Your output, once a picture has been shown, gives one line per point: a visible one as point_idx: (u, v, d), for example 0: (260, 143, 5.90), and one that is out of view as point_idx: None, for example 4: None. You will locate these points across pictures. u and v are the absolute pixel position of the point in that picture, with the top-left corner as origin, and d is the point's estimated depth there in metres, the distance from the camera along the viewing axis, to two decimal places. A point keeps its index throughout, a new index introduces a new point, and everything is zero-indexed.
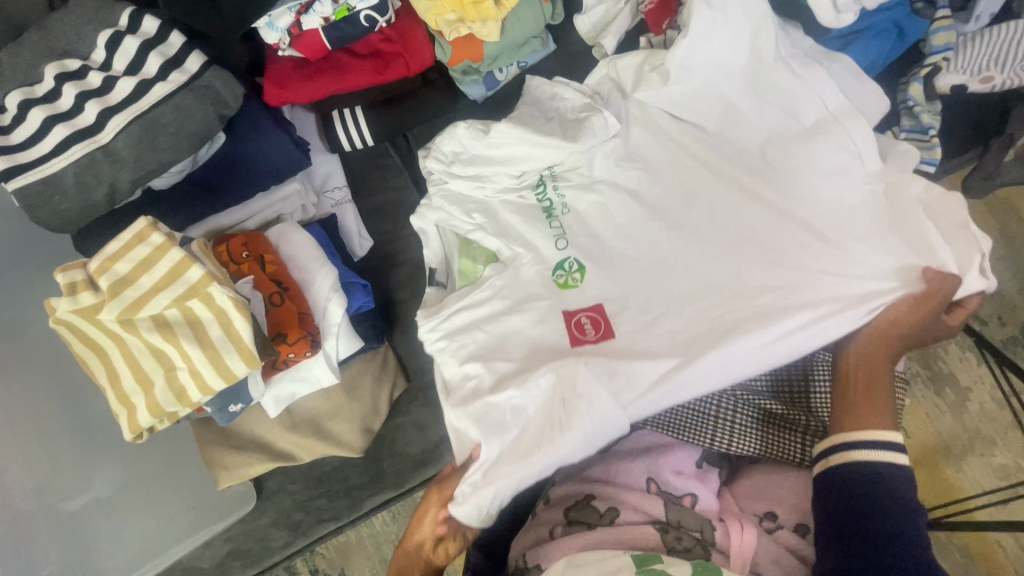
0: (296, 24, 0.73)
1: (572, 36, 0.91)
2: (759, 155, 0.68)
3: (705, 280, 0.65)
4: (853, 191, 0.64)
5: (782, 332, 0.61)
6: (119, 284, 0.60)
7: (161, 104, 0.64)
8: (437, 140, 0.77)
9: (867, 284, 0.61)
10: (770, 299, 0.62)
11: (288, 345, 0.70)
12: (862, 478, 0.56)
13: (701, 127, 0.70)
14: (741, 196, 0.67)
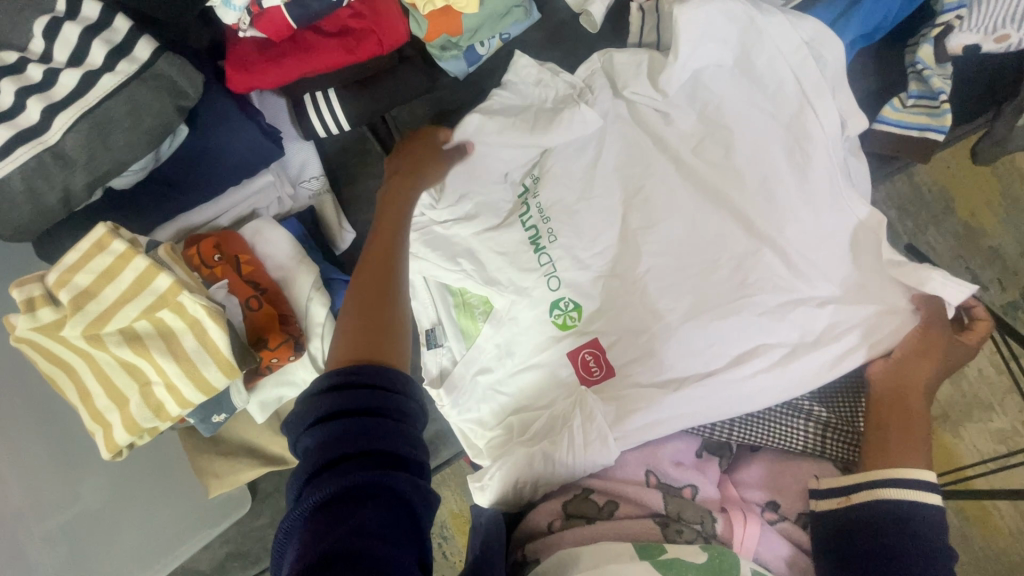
0: (255, 2, 0.66)
1: (560, 3, 0.84)
2: (752, 180, 0.70)
3: (689, 291, 0.70)
4: (826, 218, 0.68)
5: (765, 364, 0.67)
6: (81, 298, 0.56)
7: (110, 97, 0.58)
8: None
9: (848, 315, 0.66)
10: (755, 321, 0.67)
11: (271, 351, 0.66)
12: (889, 519, 0.58)
13: (687, 141, 0.74)
14: (730, 222, 0.70)
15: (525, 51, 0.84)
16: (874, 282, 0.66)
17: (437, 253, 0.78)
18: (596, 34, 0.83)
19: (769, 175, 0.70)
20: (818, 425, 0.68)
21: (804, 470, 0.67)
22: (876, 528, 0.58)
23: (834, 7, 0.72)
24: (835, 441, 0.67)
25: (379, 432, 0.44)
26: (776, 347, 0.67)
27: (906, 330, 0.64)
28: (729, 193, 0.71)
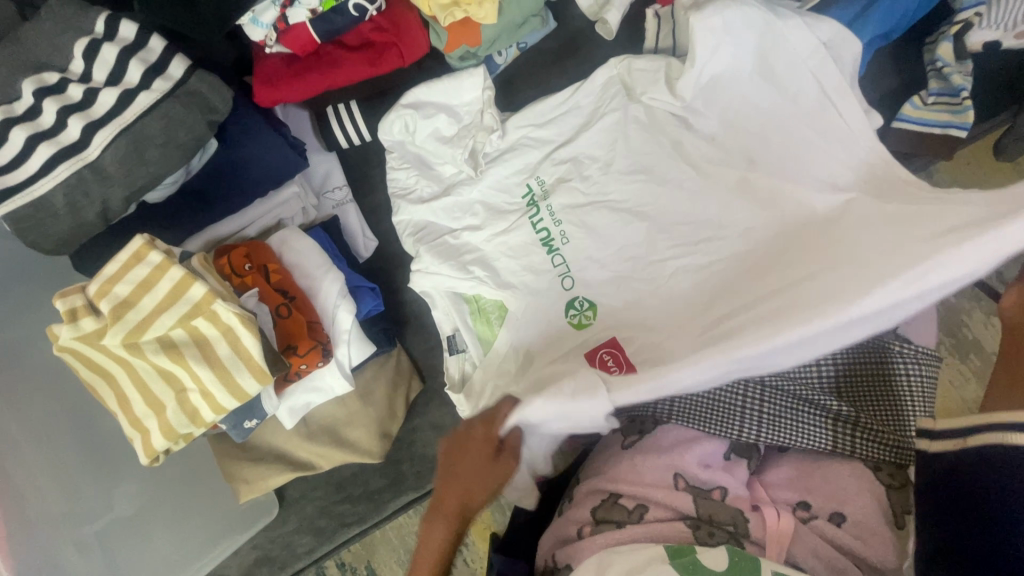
0: (281, 19, 0.68)
1: (574, 12, 0.85)
2: (774, 171, 0.70)
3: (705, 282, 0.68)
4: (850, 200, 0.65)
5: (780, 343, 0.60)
6: (120, 307, 0.58)
7: (147, 114, 0.61)
8: (418, 182, 0.85)
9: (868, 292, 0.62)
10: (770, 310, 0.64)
11: (300, 357, 0.68)
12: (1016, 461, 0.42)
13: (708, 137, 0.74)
14: (753, 209, 0.69)
15: (541, 60, 0.86)
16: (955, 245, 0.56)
17: (449, 264, 0.80)
18: (611, 42, 0.84)
19: (786, 171, 0.69)
20: (828, 420, 0.66)
21: (832, 468, 0.66)
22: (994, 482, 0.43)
23: (851, 7, 0.72)
24: (846, 435, 0.66)
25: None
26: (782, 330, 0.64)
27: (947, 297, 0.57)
28: (755, 182, 0.70)
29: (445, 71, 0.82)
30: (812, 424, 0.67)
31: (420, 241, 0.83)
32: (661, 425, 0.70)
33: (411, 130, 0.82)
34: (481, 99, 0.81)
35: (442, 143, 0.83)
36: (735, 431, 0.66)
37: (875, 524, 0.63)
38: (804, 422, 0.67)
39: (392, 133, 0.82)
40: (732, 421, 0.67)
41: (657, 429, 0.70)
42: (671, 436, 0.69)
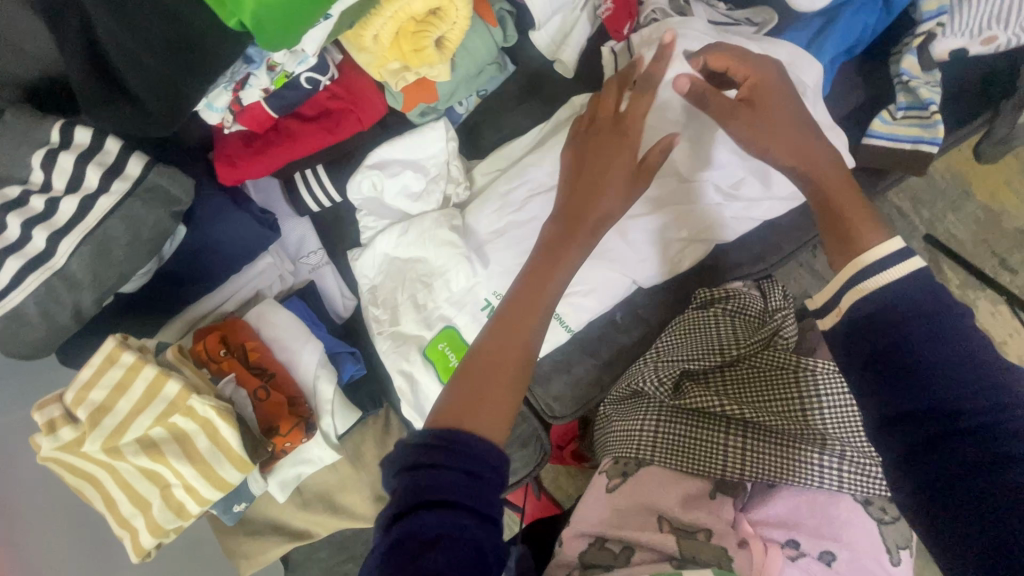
0: (235, 101, 0.68)
1: (531, 53, 0.84)
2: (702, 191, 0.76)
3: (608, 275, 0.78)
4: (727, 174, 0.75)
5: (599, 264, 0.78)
6: (97, 413, 0.58)
7: (109, 217, 0.61)
8: (380, 236, 0.83)
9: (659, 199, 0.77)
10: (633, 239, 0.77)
11: (283, 436, 0.68)
12: (888, 319, 0.53)
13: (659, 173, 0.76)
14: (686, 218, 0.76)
15: (503, 105, 0.85)
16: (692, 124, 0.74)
17: (416, 318, 0.81)
18: (570, 81, 0.84)
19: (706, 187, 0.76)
20: (796, 447, 0.66)
21: (822, 503, 0.65)
22: (898, 349, 0.52)
23: (809, 28, 0.71)
24: (817, 461, 0.65)
25: (461, 493, 0.45)
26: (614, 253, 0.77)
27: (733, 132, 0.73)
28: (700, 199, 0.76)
29: (408, 128, 0.82)
30: (780, 452, 0.66)
31: (380, 304, 0.83)
32: (645, 468, 0.71)
33: (379, 189, 0.81)
34: (446, 151, 0.81)
35: (412, 199, 0.82)
36: (697, 463, 0.69)
37: (866, 562, 0.63)
38: (770, 450, 0.67)
39: (361, 192, 0.82)
40: (693, 454, 0.69)
41: (643, 471, 0.71)
42: (656, 477, 0.70)
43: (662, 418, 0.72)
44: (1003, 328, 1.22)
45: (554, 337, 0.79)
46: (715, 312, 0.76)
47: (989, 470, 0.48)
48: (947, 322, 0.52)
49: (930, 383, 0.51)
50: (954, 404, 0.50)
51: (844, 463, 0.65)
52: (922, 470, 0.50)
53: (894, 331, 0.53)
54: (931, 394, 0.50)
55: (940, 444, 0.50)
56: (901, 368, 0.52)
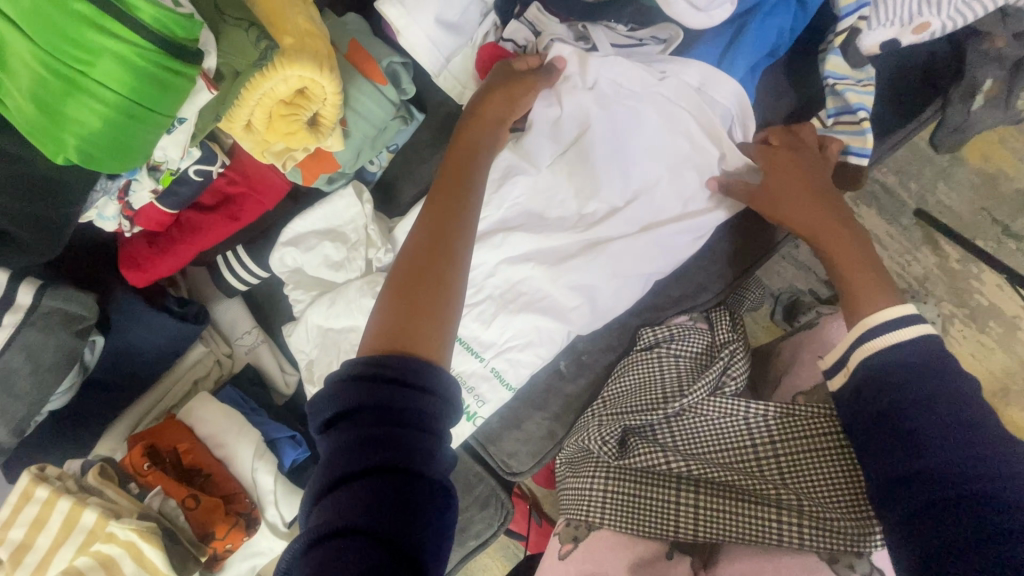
0: (126, 207, 0.66)
1: (438, 99, 0.79)
2: (638, 221, 0.68)
3: (541, 327, 0.69)
4: (667, 199, 0.67)
5: (529, 311, 0.69)
6: (19, 551, 0.59)
7: (5, 351, 0.60)
8: (308, 310, 0.77)
9: (602, 232, 0.68)
10: (570, 279, 0.68)
11: (221, 539, 0.67)
12: (898, 372, 0.54)
13: (592, 204, 0.69)
14: (630, 248, 0.67)
15: (419, 156, 0.81)
16: (609, 147, 0.68)
17: None
18: None
19: (644, 209, 0.68)
20: (748, 504, 0.62)
21: (784, 566, 0.60)
22: (909, 415, 0.51)
23: (718, 40, 0.65)
24: (773, 519, 0.60)
25: (408, 453, 0.40)
26: (550, 301, 0.69)
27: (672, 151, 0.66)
28: (638, 228, 0.68)
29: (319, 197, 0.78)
30: (734, 509, 0.62)
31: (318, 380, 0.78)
32: (597, 531, 0.68)
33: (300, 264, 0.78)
34: (365, 214, 0.76)
35: (334, 268, 0.77)
36: (648, 523, 0.65)
37: None
38: (723, 507, 0.62)
39: (286, 266, 0.79)
40: (642, 514, 0.65)
41: (593, 536, 0.68)
42: (606, 541, 0.67)
43: (609, 478, 0.67)
44: (1011, 305, 1.08)
45: (496, 397, 0.73)
46: (658, 353, 0.71)
47: (992, 543, 0.44)
48: (953, 383, 0.52)
49: (929, 448, 0.49)
50: (955, 474, 0.48)
51: (803, 520, 0.59)
52: (916, 537, 0.47)
53: (902, 386, 0.53)
54: (934, 457, 0.49)
55: (946, 511, 0.47)
56: (901, 430, 0.51)
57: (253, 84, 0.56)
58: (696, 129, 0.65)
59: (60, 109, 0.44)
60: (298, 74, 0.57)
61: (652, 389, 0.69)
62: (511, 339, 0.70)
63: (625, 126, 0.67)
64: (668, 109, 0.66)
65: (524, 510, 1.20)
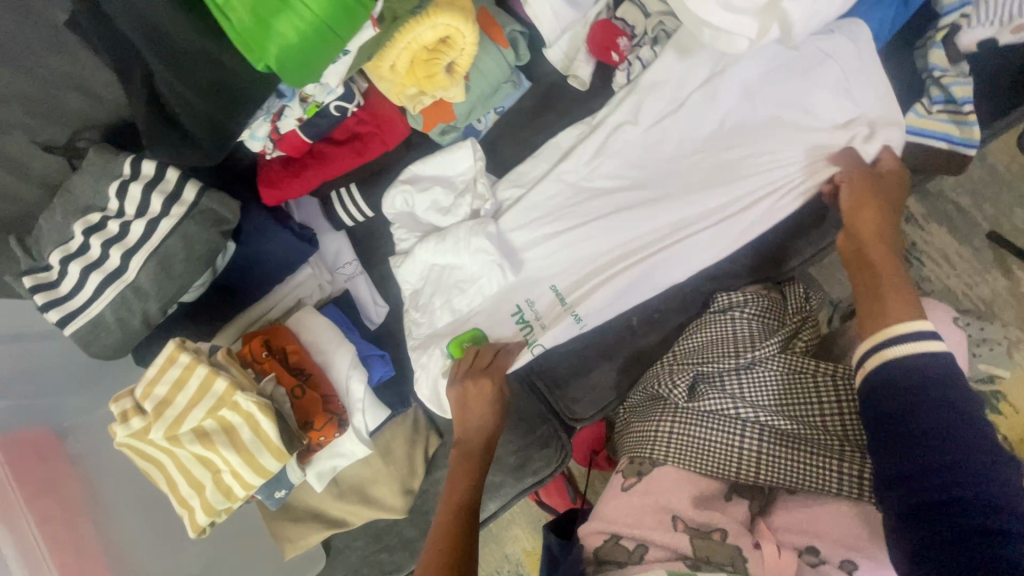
0: (274, 130, 0.76)
1: (545, 69, 0.87)
2: (734, 169, 0.77)
3: (629, 267, 0.78)
4: (768, 153, 0.75)
5: (624, 248, 0.79)
6: (161, 405, 0.68)
7: (168, 237, 0.71)
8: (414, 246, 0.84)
9: (713, 178, 0.77)
10: (668, 219, 0.78)
11: (317, 430, 0.75)
12: (918, 385, 0.56)
13: (699, 156, 0.78)
14: (739, 188, 0.76)
15: (521, 120, 0.89)
16: (720, 99, 0.76)
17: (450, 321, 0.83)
18: (585, 92, 0.87)
19: (743, 160, 0.76)
20: (811, 452, 0.67)
21: (842, 512, 0.64)
22: (919, 419, 0.55)
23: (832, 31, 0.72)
24: (833, 465, 0.65)
25: None
26: (644, 242, 0.79)
27: (744, 121, 0.76)
28: (732, 178, 0.76)
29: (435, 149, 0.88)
30: (795, 455, 0.67)
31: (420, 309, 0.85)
32: (660, 468, 0.74)
33: (411, 203, 0.85)
34: (475, 168, 0.85)
35: (442, 213, 0.85)
36: (710, 462, 0.70)
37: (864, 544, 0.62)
38: (785, 453, 0.68)
39: (395, 207, 0.86)
40: (705, 455, 0.70)
41: (656, 471, 0.74)
42: (669, 477, 0.72)
43: (676, 421, 0.73)
44: None
45: (565, 332, 0.79)
46: (733, 317, 0.76)
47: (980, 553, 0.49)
48: (959, 400, 0.55)
49: (935, 451, 0.54)
50: (951, 477, 0.52)
51: (862, 470, 0.65)
52: (914, 537, 0.53)
53: (908, 397, 0.57)
54: (940, 459, 0.53)
55: (936, 511, 0.52)
56: (915, 435, 0.55)
57: (407, 29, 0.66)
58: (811, 91, 0.73)
59: (271, 23, 0.54)
60: (445, 22, 0.66)
61: (724, 344, 0.74)
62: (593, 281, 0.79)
63: (744, 85, 0.76)
64: (785, 74, 0.74)
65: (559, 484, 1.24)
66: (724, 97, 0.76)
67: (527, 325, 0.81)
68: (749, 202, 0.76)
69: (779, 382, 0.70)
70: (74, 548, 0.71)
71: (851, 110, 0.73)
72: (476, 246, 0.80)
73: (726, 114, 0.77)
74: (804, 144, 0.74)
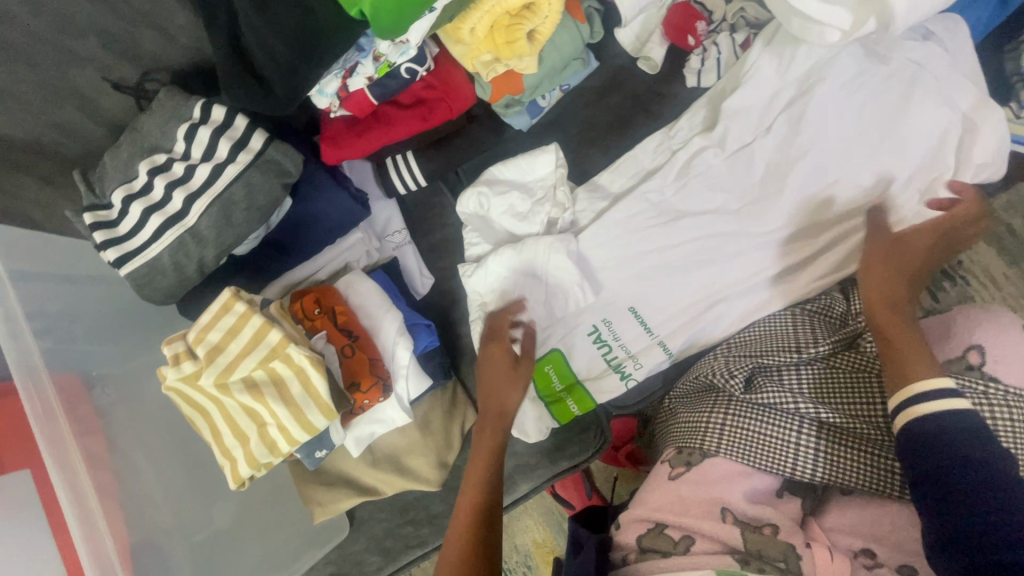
0: (343, 87, 0.75)
1: (615, 51, 0.87)
2: (819, 180, 0.77)
3: (702, 271, 0.80)
4: (858, 165, 0.75)
5: (699, 253, 0.80)
6: (213, 352, 0.67)
7: (232, 183, 0.70)
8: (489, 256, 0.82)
9: (800, 186, 0.77)
10: (755, 228, 0.79)
11: (363, 393, 0.75)
12: (939, 439, 0.57)
13: (783, 161, 0.78)
14: (820, 199, 0.77)
15: (585, 100, 0.89)
16: (807, 102, 0.76)
17: (524, 334, 0.83)
18: (654, 76, 0.86)
19: (831, 171, 0.76)
20: (871, 451, 0.67)
21: (899, 516, 0.65)
22: (954, 477, 0.55)
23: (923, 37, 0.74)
24: (893, 467, 0.66)
25: None
26: (728, 254, 0.79)
27: (835, 128, 0.76)
28: (815, 188, 0.77)
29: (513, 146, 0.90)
30: (854, 454, 0.68)
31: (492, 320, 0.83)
32: (711, 459, 0.72)
33: (486, 206, 0.84)
34: (555, 175, 0.84)
35: (517, 219, 0.84)
36: (769, 460, 0.69)
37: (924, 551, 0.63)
38: (844, 451, 0.68)
39: (468, 209, 0.85)
40: (763, 451, 0.69)
41: (706, 462, 0.72)
42: (718, 469, 0.71)
43: (732, 411, 0.72)
44: None
45: (656, 365, 0.81)
46: (795, 313, 0.77)
47: None
48: (981, 455, 0.55)
49: (972, 513, 0.53)
50: (992, 542, 0.52)
51: None
52: None
53: (935, 452, 0.56)
54: (978, 521, 0.53)
55: None
56: (957, 493, 0.54)
57: None
58: (905, 102, 0.73)
59: None
60: None
61: (787, 340, 0.74)
62: (672, 287, 0.81)
63: (840, 90, 0.75)
64: (878, 84, 0.74)
65: (578, 481, 1.21)
66: (821, 103, 0.75)
67: (607, 347, 0.82)
68: (843, 242, 0.77)
69: (844, 380, 0.70)
70: (107, 492, 0.71)
71: (943, 118, 0.72)
72: (554, 258, 0.80)
73: (815, 118, 0.76)
74: (897, 155, 0.74)
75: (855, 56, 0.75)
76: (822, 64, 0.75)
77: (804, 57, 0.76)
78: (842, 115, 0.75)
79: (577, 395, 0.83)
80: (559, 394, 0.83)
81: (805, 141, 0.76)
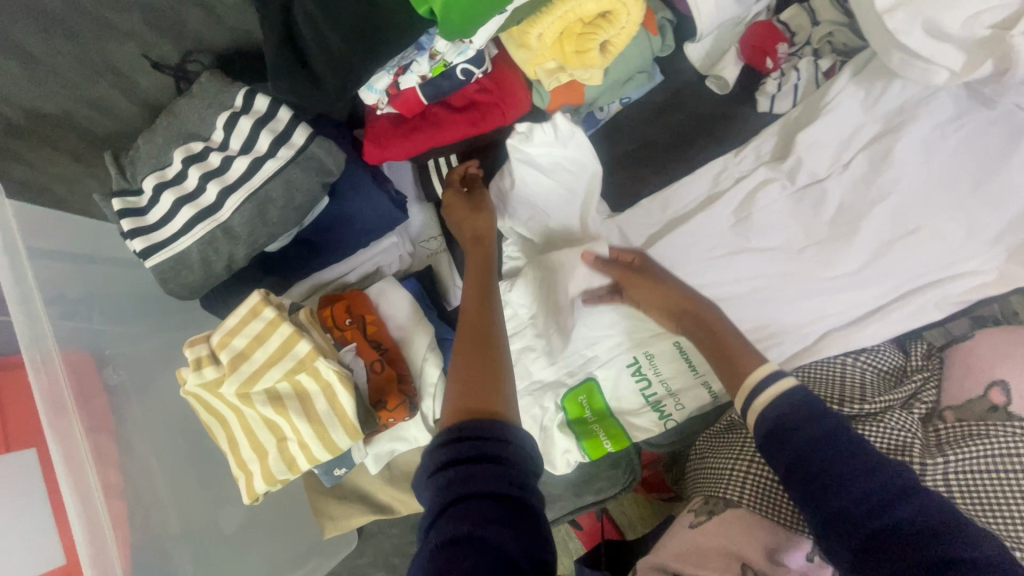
0: (393, 84, 0.70)
1: (682, 67, 0.82)
2: (897, 225, 0.71)
3: (761, 314, 0.74)
4: (943, 214, 0.70)
5: (757, 292, 0.74)
6: (236, 359, 0.63)
7: (271, 180, 0.66)
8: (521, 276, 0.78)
9: (876, 232, 0.71)
10: (823, 270, 0.73)
11: (390, 411, 0.69)
12: (796, 417, 0.57)
13: (859, 202, 0.72)
14: (894, 246, 0.71)
15: (645, 116, 0.83)
16: (892, 141, 0.70)
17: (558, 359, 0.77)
18: (722, 97, 0.81)
19: (913, 219, 0.70)
20: None
21: None
22: (818, 455, 0.54)
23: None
24: None
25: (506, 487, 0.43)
26: (794, 298, 0.73)
27: (920, 174, 0.70)
28: (891, 234, 0.71)
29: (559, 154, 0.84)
30: None
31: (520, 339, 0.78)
32: (735, 509, 0.70)
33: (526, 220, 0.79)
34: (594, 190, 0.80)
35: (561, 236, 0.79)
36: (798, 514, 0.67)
37: None
38: None
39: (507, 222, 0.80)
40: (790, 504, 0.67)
41: (729, 512, 0.70)
42: (740, 522, 0.69)
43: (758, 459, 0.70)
44: None
45: (697, 407, 0.76)
46: (842, 360, 0.74)
47: None
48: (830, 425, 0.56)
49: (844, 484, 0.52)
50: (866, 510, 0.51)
51: None
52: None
53: (798, 423, 0.56)
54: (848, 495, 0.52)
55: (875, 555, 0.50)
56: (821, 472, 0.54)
57: None
58: (998, 154, 0.69)
59: None
60: None
61: (832, 391, 0.72)
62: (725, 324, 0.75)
63: (928, 132, 0.70)
64: (970, 130, 0.69)
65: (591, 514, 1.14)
66: (909, 142, 0.70)
67: (645, 380, 0.77)
68: (916, 293, 0.72)
69: (892, 439, 0.66)
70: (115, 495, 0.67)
71: None
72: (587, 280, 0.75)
73: (898, 159, 0.70)
74: (984, 207, 0.69)
75: (952, 95, 0.69)
76: (914, 101, 0.70)
77: (896, 92, 0.70)
78: (930, 158, 0.70)
79: (607, 426, 0.78)
80: (589, 423, 0.78)
81: (887, 181, 0.70)
